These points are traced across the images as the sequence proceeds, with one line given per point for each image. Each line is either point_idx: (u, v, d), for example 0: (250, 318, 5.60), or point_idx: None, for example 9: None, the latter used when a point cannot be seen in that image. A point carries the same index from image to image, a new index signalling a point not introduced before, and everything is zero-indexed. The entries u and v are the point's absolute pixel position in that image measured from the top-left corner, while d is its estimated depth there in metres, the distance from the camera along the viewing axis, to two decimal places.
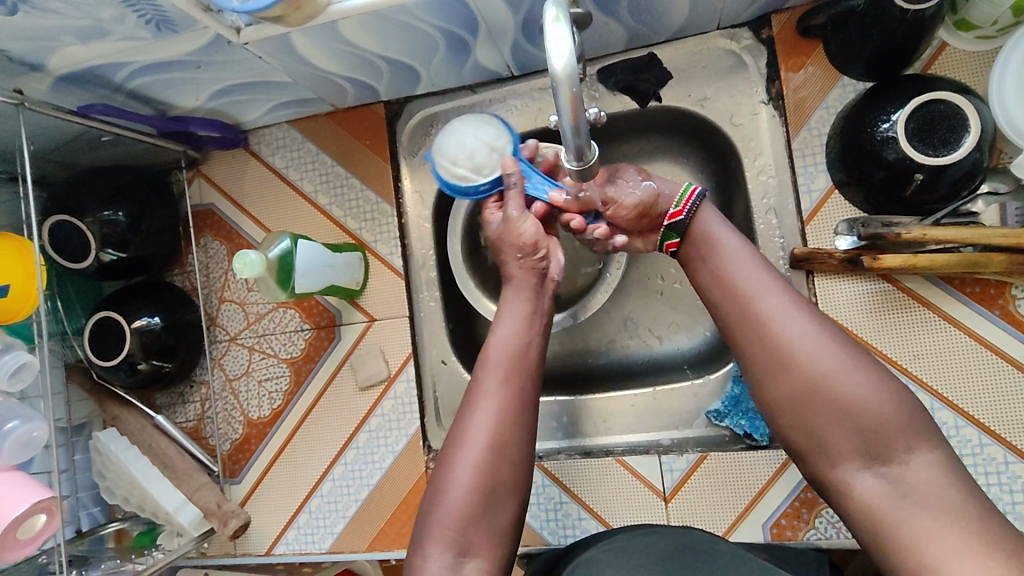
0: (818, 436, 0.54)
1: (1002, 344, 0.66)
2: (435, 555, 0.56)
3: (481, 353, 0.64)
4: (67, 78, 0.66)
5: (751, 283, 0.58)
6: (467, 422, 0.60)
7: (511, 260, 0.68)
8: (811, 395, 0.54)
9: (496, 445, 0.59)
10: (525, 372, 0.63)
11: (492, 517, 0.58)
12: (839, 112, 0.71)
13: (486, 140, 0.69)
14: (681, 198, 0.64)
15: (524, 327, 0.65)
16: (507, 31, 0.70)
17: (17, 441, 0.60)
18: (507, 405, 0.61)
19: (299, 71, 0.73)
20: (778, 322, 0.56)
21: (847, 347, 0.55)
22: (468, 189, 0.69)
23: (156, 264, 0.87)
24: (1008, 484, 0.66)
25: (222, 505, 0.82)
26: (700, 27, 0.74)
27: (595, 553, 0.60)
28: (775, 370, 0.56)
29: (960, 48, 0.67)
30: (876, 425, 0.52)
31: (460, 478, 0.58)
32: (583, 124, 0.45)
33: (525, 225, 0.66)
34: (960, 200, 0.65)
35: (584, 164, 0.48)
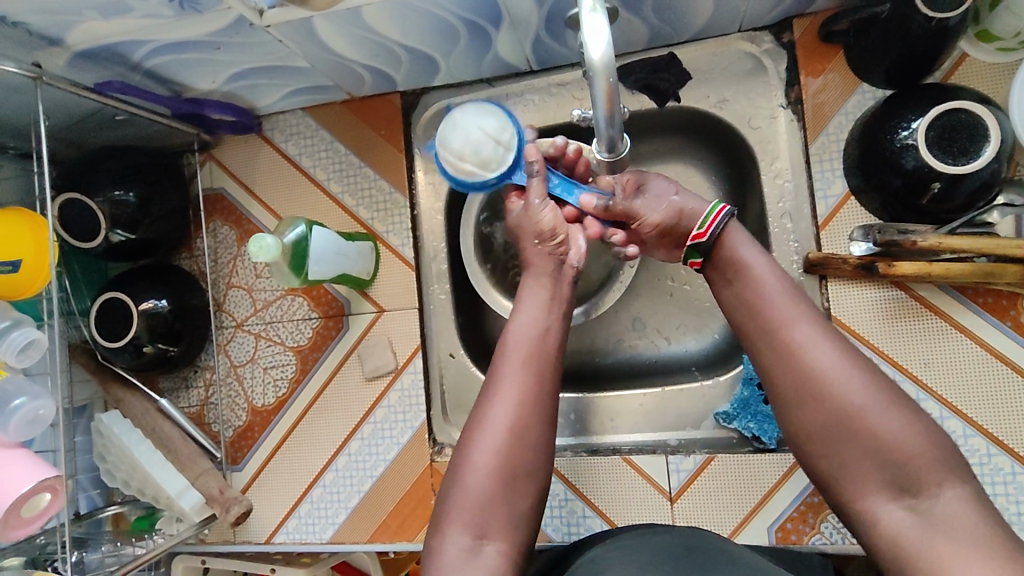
0: (846, 467, 0.54)
1: (1013, 355, 0.66)
2: (454, 537, 0.57)
3: (500, 339, 0.65)
4: (85, 54, 0.65)
5: (784, 311, 0.58)
6: (487, 408, 0.61)
7: (532, 245, 0.68)
8: (841, 426, 0.54)
9: (517, 434, 0.60)
10: (544, 354, 0.63)
11: (512, 501, 0.59)
12: (858, 119, 0.71)
13: (490, 131, 0.65)
14: (705, 220, 0.63)
15: (542, 310, 0.65)
16: (530, 25, 0.70)
17: (23, 419, 0.59)
18: (527, 389, 0.61)
19: (319, 57, 0.73)
20: (808, 351, 0.56)
21: (879, 377, 0.55)
22: (476, 184, 0.67)
23: (164, 247, 0.87)
24: (1015, 495, 0.66)
25: (224, 492, 0.82)
26: (721, 29, 0.74)
27: (604, 551, 0.60)
28: (804, 400, 0.56)
29: (982, 59, 0.67)
30: (907, 459, 0.52)
31: (480, 460, 0.59)
32: (616, 118, 0.47)
33: (543, 212, 0.67)
34: (976, 210, 0.66)
35: (614, 155, 0.51)
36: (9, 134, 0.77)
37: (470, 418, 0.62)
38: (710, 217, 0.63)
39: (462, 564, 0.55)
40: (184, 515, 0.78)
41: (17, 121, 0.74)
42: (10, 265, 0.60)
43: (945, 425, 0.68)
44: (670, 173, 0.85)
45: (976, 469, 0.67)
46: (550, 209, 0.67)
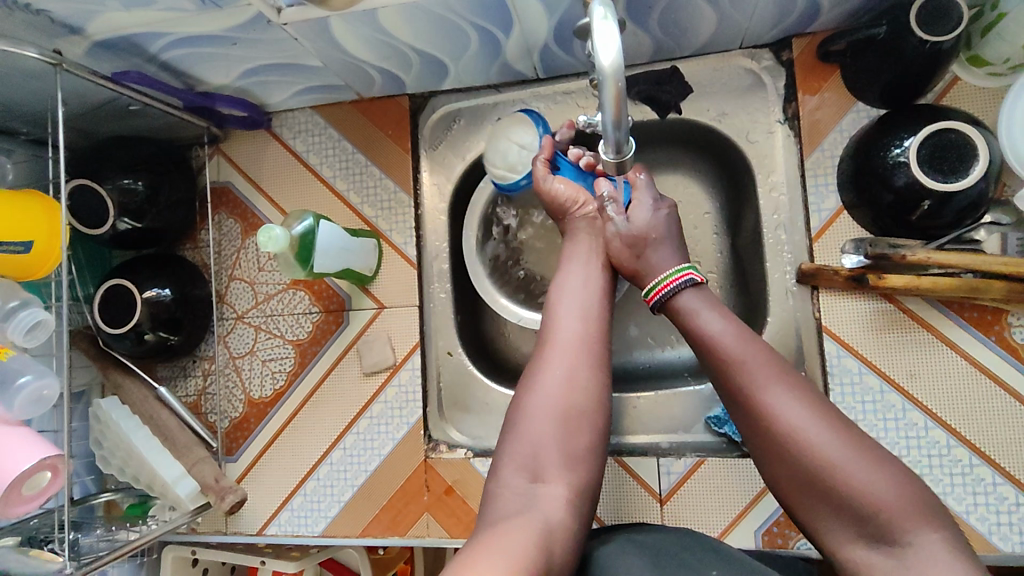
0: (827, 520, 0.54)
1: (996, 369, 0.69)
2: (510, 479, 0.58)
3: (547, 299, 0.69)
4: (104, 44, 0.66)
5: (754, 373, 0.58)
6: (540, 360, 0.64)
7: (562, 218, 0.75)
8: (814, 483, 0.54)
9: (572, 379, 0.62)
10: (593, 310, 0.67)
11: (571, 438, 0.59)
12: (852, 136, 0.73)
13: (515, 138, 0.77)
14: (652, 288, 0.68)
15: (589, 269, 0.70)
16: (539, 33, 0.72)
17: (28, 397, 0.60)
18: (579, 340, 0.64)
19: (332, 56, 0.75)
20: (778, 412, 0.56)
21: (845, 432, 0.54)
22: (512, 185, 0.78)
23: (169, 237, 0.88)
24: (995, 505, 0.68)
25: (220, 481, 0.82)
26: (723, 45, 0.77)
27: (598, 551, 0.61)
28: (777, 457, 0.56)
29: (972, 83, 0.70)
30: (879, 513, 0.50)
31: (542, 401, 0.61)
32: (624, 121, 0.49)
33: (555, 186, 0.73)
34: (964, 227, 0.68)
35: (619, 157, 0.53)
36: (22, 120, 0.78)
37: (523, 376, 0.65)
38: (665, 282, 0.67)
39: (519, 503, 0.56)
40: (178, 503, 0.78)
41: (32, 108, 0.75)
42: (23, 246, 0.61)
43: (929, 435, 0.70)
44: (669, 182, 0.87)
45: (958, 479, 0.69)
46: (562, 184, 0.73)
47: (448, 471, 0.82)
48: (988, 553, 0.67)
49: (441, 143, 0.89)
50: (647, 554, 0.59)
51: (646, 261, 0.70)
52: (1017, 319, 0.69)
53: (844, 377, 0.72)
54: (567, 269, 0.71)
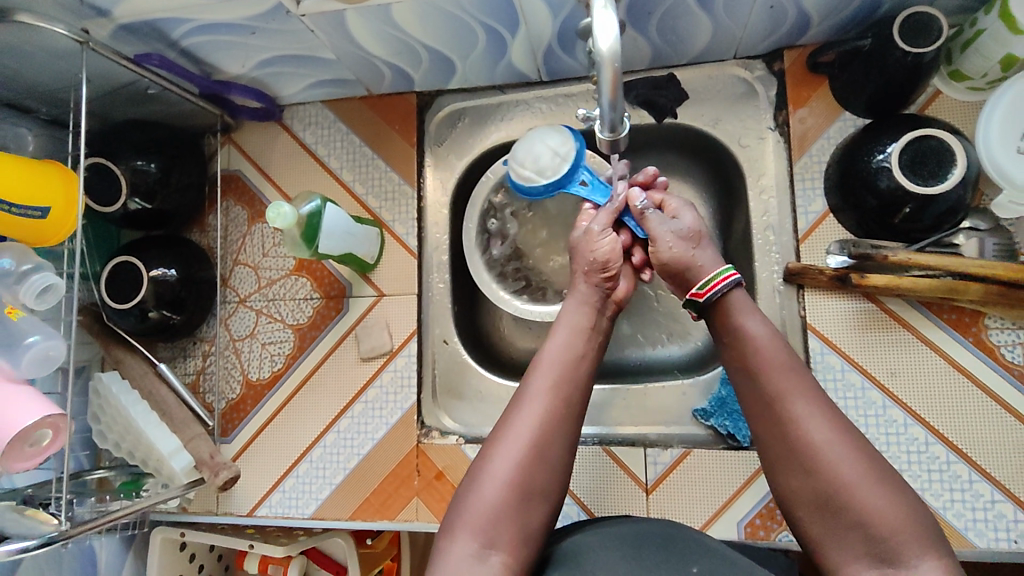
0: (830, 538, 0.54)
1: (973, 369, 0.71)
2: (463, 542, 0.58)
3: (535, 358, 0.68)
4: (128, 27, 0.69)
5: (782, 381, 0.58)
6: (512, 424, 0.64)
7: (580, 273, 0.73)
8: (830, 498, 0.53)
9: (538, 450, 0.62)
10: (575, 380, 0.66)
11: (526, 514, 0.60)
12: (839, 143, 0.77)
13: (550, 145, 0.79)
14: (706, 283, 0.64)
15: (575, 339, 0.69)
16: (544, 35, 0.75)
17: (36, 356, 0.62)
18: (551, 411, 0.64)
19: (345, 49, 0.78)
20: (802, 423, 0.56)
21: (867, 453, 0.54)
22: (532, 188, 0.79)
23: (177, 220, 0.90)
24: (971, 501, 0.70)
25: (215, 457, 0.83)
26: (718, 54, 0.81)
27: (583, 538, 0.62)
28: (795, 467, 0.55)
29: (952, 97, 0.73)
30: (891, 534, 0.51)
31: (501, 470, 0.61)
32: (619, 101, 0.51)
33: (602, 241, 0.73)
34: (943, 231, 0.71)
35: (614, 135, 0.55)
36: (43, 100, 0.81)
37: (494, 432, 0.64)
38: (712, 281, 0.64)
39: (466, 568, 0.56)
40: (172, 477, 0.79)
41: (53, 87, 0.78)
42: (40, 212, 0.64)
43: (908, 432, 0.72)
44: (664, 185, 0.91)
45: (935, 475, 0.71)
46: (608, 240, 0.73)
47: (439, 457, 0.84)
48: (964, 548, 0.69)
49: (445, 140, 0.92)
50: (629, 540, 0.61)
51: (698, 257, 0.67)
52: (993, 322, 0.71)
53: (827, 374, 0.75)
54: (556, 332, 0.70)
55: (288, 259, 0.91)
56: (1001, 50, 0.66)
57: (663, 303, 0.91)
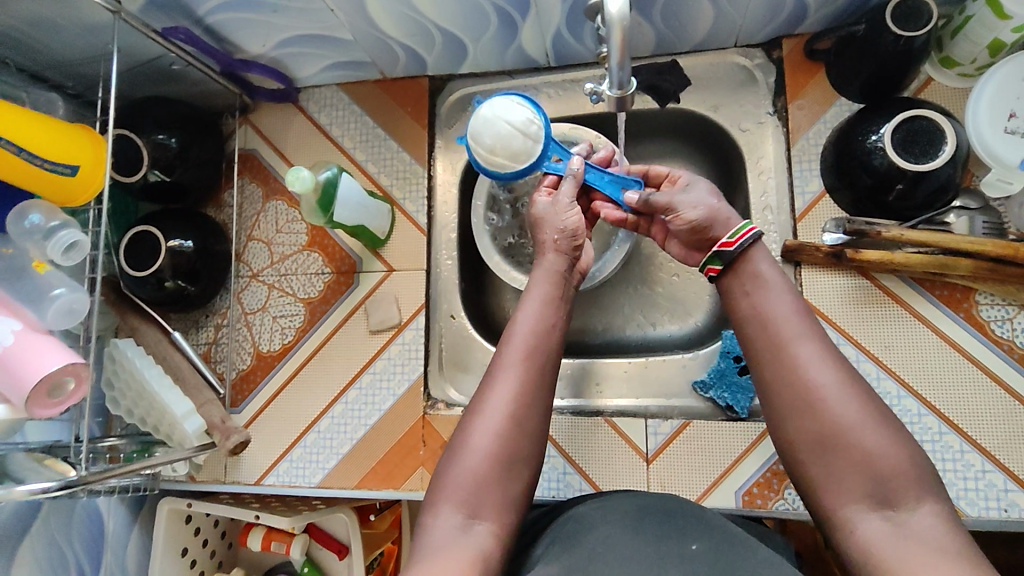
0: (828, 479, 0.55)
1: (964, 343, 0.74)
2: (448, 514, 0.58)
3: (506, 331, 0.68)
4: (157, 3, 0.73)
5: (789, 327, 0.60)
6: (487, 397, 0.63)
7: (549, 243, 0.74)
8: (832, 439, 0.55)
9: (515, 421, 0.62)
10: (546, 350, 0.66)
11: (507, 483, 0.60)
12: (834, 126, 0.80)
13: (518, 123, 0.72)
14: (735, 232, 0.65)
15: (546, 308, 0.69)
16: (554, 18, 0.79)
17: (62, 307, 0.65)
18: (524, 382, 0.64)
19: (363, 30, 0.82)
20: (808, 367, 0.58)
21: (869, 399, 0.57)
22: (509, 173, 0.75)
23: (193, 194, 0.93)
24: (962, 471, 0.72)
25: (225, 422, 0.86)
26: (720, 42, 0.84)
27: (585, 511, 0.64)
28: (799, 411, 0.57)
29: (944, 83, 0.77)
30: (891, 474, 0.53)
31: (479, 442, 0.61)
32: (627, 63, 0.55)
33: (570, 212, 0.74)
34: (934, 211, 0.74)
35: (622, 93, 0.59)
36: (71, 76, 0.84)
37: (469, 405, 0.64)
38: (741, 230, 0.65)
39: (453, 537, 0.56)
40: (184, 440, 0.82)
41: (81, 61, 0.81)
42: (71, 170, 0.67)
43: (901, 403, 0.74)
44: None
45: (928, 445, 0.73)
46: (576, 212, 0.74)
47: (445, 428, 0.86)
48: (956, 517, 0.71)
49: (455, 123, 0.96)
50: (626, 512, 0.62)
51: (725, 208, 0.68)
52: (983, 297, 0.74)
53: None
54: (526, 303, 0.70)
55: (301, 235, 0.94)
56: (988, 34, 0.69)
57: (664, 284, 0.94)
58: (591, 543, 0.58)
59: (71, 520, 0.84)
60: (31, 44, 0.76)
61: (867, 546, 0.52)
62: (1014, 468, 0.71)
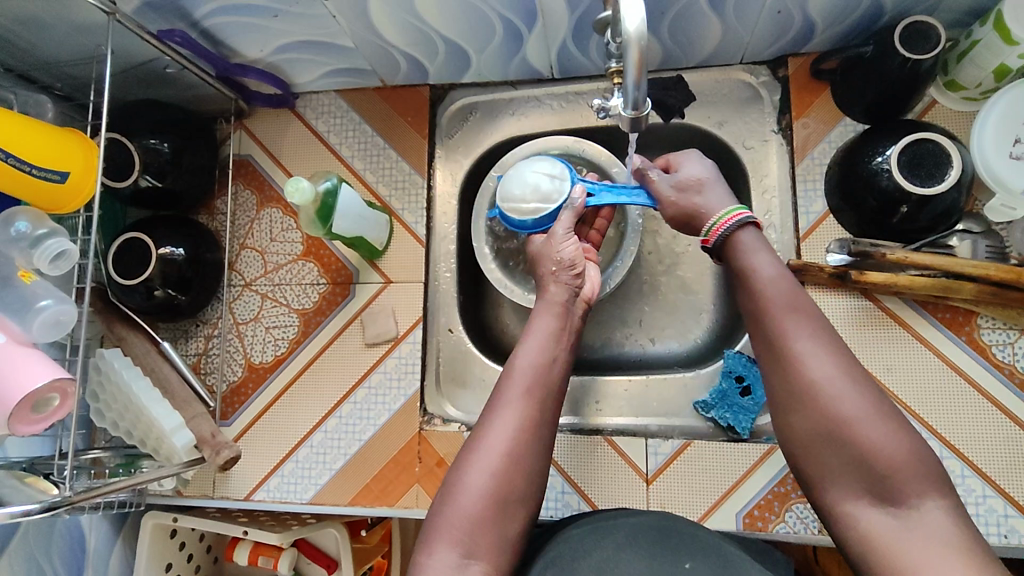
0: (831, 474, 0.56)
1: (965, 366, 0.73)
2: (442, 554, 0.56)
3: (506, 365, 0.67)
4: (153, 4, 0.71)
5: (784, 323, 0.60)
6: (485, 432, 0.62)
7: (549, 276, 0.74)
8: (833, 435, 0.56)
9: (514, 457, 0.60)
10: (547, 386, 0.65)
11: (503, 522, 0.58)
12: (839, 147, 0.79)
13: (544, 171, 0.79)
14: (716, 222, 0.68)
15: (552, 344, 0.68)
16: (560, 31, 0.78)
17: (47, 320, 0.62)
18: (524, 417, 0.62)
19: (365, 38, 0.80)
20: (804, 361, 0.58)
21: (866, 389, 0.56)
22: (545, 218, 0.79)
23: (187, 202, 0.90)
24: (964, 496, 0.71)
25: (216, 436, 0.83)
26: (725, 59, 0.84)
27: (583, 537, 0.61)
28: (800, 404, 0.57)
29: (948, 107, 0.77)
30: (891, 470, 0.53)
31: (475, 478, 0.59)
32: (643, 82, 0.54)
33: (565, 244, 0.75)
34: (938, 233, 0.74)
35: (637, 114, 0.58)
36: (60, 77, 0.81)
37: (467, 441, 0.63)
38: (722, 220, 0.67)
39: None
40: (172, 454, 0.79)
41: (73, 62, 0.79)
42: (60, 176, 0.65)
43: None
44: None
45: None
46: (572, 244, 0.75)
47: (441, 444, 0.84)
48: None
49: (456, 133, 0.94)
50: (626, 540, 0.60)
51: (704, 201, 0.70)
52: (985, 321, 0.74)
53: None
54: (530, 334, 0.69)
55: (296, 244, 0.92)
56: (995, 60, 0.70)
57: (665, 300, 0.93)
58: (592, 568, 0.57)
59: (52, 537, 0.81)
60: (19, 42, 0.73)
61: (870, 540, 0.53)
62: (1013, 491, 0.70)
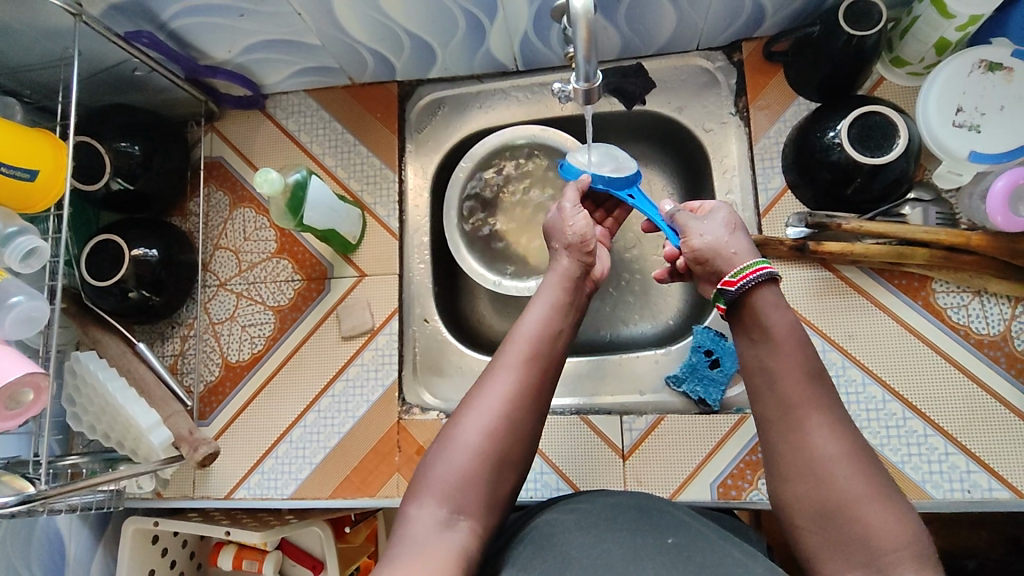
0: (827, 550, 0.51)
1: (922, 329, 0.76)
2: (430, 508, 0.55)
3: (511, 329, 0.66)
4: (119, 7, 0.72)
5: (798, 391, 0.55)
6: (483, 392, 0.61)
7: (561, 248, 0.72)
8: (835, 511, 0.51)
9: (511, 420, 0.60)
10: (549, 356, 0.64)
11: (493, 483, 0.58)
12: (793, 125, 0.82)
13: (615, 155, 0.80)
14: (740, 271, 0.59)
15: (554, 311, 0.67)
16: (521, 22, 0.81)
17: (20, 316, 0.62)
18: (525, 383, 0.61)
19: (331, 36, 0.82)
20: (807, 428, 0.54)
21: (869, 469, 0.52)
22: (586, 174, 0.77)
23: (158, 203, 0.90)
24: (926, 454, 0.73)
25: (194, 433, 0.83)
26: (682, 46, 0.87)
27: (554, 515, 0.62)
28: (801, 474, 0.53)
29: (895, 82, 0.80)
30: (888, 547, 0.49)
31: (470, 435, 0.58)
32: (593, 56, 0.57)
33: (575, 217, 0.72)
34: (890, 203, 0.77)
35: (589, 86, 0.60)
36: (27, 83, 0.81)
37: (464, 400, 0.62)
38: (749, 269, 0.59)
39: (430, 534, 0.54)
40: (150, 452, 0.79)
41: (40, 67, 0.79)
42: (29, 174, 0.66)
43: (867, 390, 0.76)
44: None
45: (893, 430, 0.74)
46: (583, 218, 0.72)
47: (420, 432, 0.85)
48: (921, 498, 0.72)
49: (426, 128, 0.96)
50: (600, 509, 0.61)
51: (734, 244, 0.62)
52: (940, 286, 0.77)
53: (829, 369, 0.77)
54: (536, 300, 0.68)
55: (270, 243, 0.92)
56: (934, 34, 0.73)
57: (635, 284, 0.95)
58: (564, 534, 0.57)
59: (31, 544, 0.80)
60: None
61: None
62: (974, 447, 0.73)
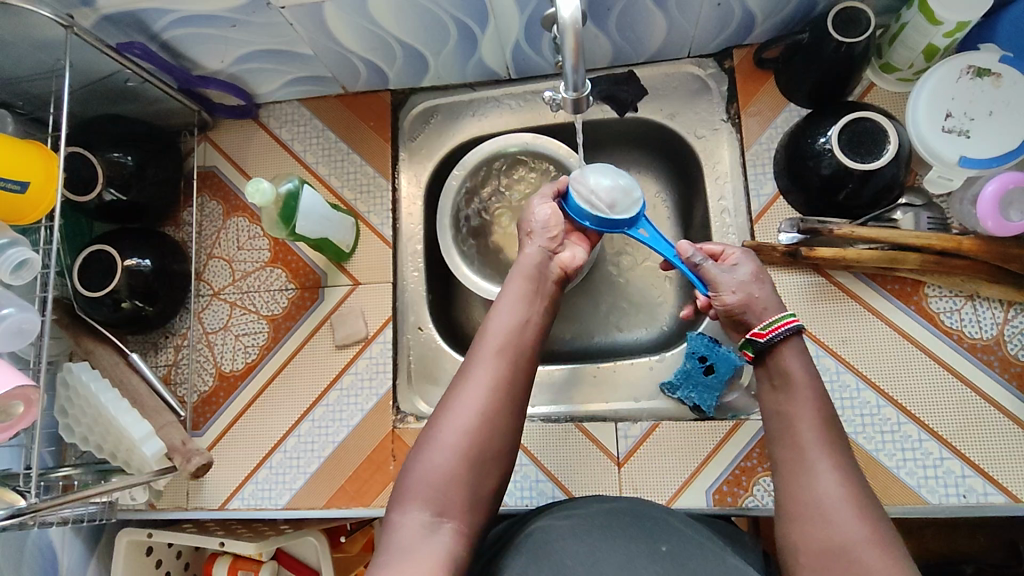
0: None
1: (915, 334, 0.76)
2: (414, 513, 0.56)
3: (480, 328, 0.66)
4: (112, 18, 0.72)
5: (806, 434, 0.57)
6: (455, 393, 0.61)
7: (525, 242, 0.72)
8: (836, 552, 0.52)
9: (485, 415, 0.59)
10: (521, 347, 0.64)
11: (476, 480, 0.58)
12: (785, 131, 0.83)
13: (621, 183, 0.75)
14: (769, 323, 0.62)
15: (526, 304, 0.67)
16: (512, 31, 0.81)
17: (11, 327, 0.62)
18: (497, 377, 0.61)
19: (324, 46, 0.82)
20: (813, 462, 0.55)
21: (873, 516, 0.53)
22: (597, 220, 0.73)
23: (152, 214, 0.90)
24: (922, 459, 0.73)
25: (187, 444, 0.82)
26: (673, 54, 0.88)
27: (551, 522, 0.61)
28: (806, 516, 0.54)
29: (886, 88, 0.81)
30: None
31: (446, 437, 0.58)
32: (581, 66, 0.57)
33: (539, 209, 0.73)
34: (882, 208, 0.77)
35: (578, 95, 0.60)
36: (18, 94, 0.81)
37: (439, 402, 0.62)
38: (774, 324, 0.62)
39: (416, 538, 0.54)
40: (143, 463, 0.78)
41: (33, 78, 0.79)
42: (20, 186, 0.65)
43: (862, 397, 0.76)
44: None
45: (889, 437, 0.74)
46: (548, 207, 0.73)
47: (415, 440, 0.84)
48: (917, 503, 0.72)
49: (419, 136, 0.96)
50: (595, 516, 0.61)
51: (764, 297, 0.65)
52: (933, 290, 0.77)
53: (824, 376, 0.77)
54: (503, 296, 0.68)
55: (263, 252, 0.92)
56: (923, 40, 0.73)
57: (629, 290, 0.95)
58: (559, 545, 0.57)
59: (24, 557, 0.80)
60: None
61: None
62: (971, 455, 0.73)
